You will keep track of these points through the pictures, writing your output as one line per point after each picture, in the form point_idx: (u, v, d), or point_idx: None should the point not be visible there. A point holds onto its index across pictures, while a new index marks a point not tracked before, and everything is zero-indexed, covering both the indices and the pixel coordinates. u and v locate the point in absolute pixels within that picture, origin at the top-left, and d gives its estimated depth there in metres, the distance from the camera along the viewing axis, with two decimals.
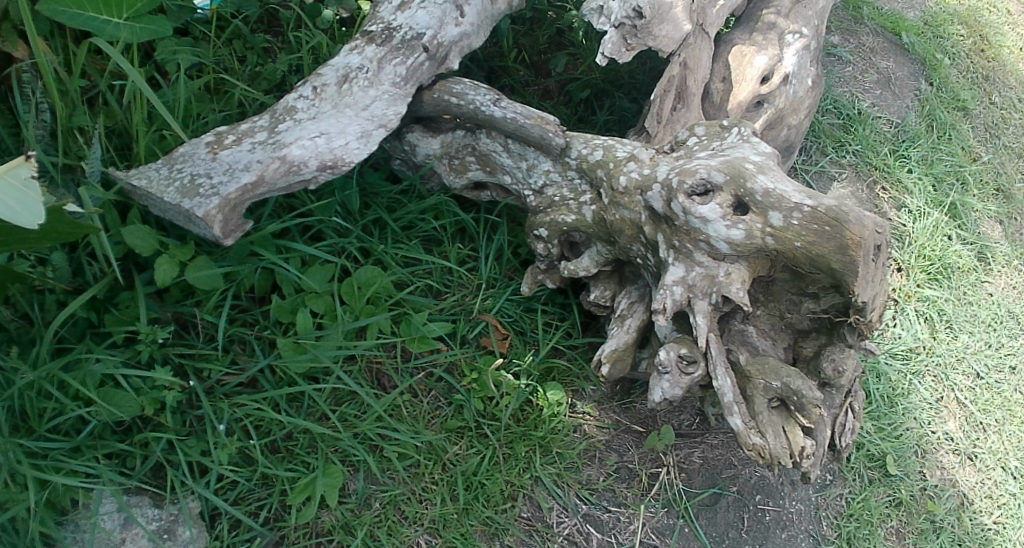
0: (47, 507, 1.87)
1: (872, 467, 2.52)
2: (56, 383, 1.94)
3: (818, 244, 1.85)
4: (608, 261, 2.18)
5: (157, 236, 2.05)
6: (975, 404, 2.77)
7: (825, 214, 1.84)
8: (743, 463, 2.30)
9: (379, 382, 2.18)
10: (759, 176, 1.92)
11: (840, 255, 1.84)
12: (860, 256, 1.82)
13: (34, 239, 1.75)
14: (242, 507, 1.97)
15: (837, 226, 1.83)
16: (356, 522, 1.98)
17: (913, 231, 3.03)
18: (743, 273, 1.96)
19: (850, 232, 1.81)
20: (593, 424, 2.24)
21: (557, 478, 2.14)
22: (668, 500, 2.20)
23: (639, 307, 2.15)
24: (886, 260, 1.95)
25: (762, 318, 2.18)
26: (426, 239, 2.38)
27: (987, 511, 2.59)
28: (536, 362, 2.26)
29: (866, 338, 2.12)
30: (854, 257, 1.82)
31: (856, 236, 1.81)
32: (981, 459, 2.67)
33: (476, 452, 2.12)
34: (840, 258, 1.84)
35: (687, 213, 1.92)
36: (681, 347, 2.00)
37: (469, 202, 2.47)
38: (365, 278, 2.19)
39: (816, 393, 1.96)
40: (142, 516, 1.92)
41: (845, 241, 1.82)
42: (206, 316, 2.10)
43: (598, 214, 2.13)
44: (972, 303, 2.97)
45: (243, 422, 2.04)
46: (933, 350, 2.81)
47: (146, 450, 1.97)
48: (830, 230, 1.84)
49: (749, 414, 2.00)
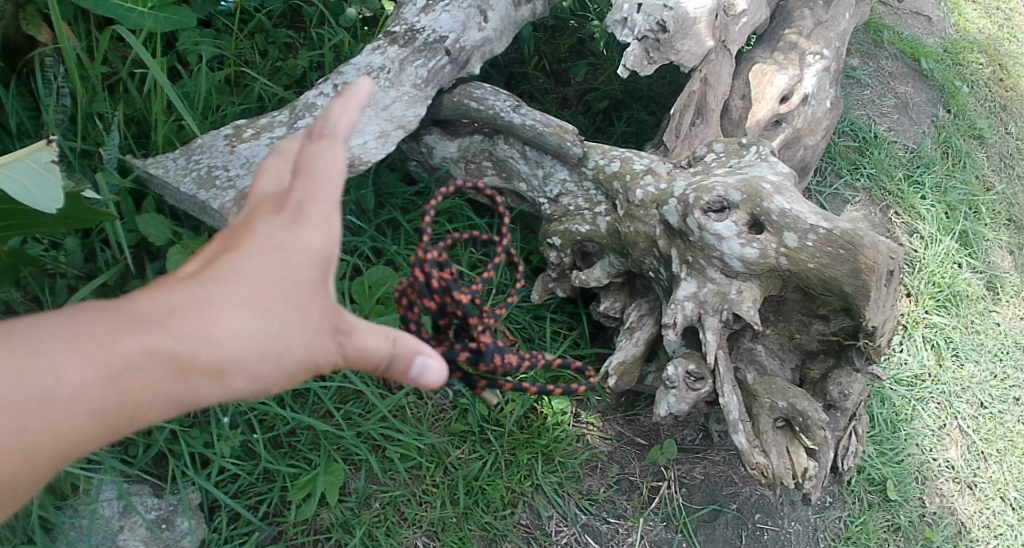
0: (47, 491, 1.88)
1: (872, 491, 2.52)
2: None
3: (832, 268, 1.88)
4: (620, 273, 2.17)
5: (170, 226, 2.08)
6: (977, 433, 2.76)
7: (839, 238, 1.86)
8: (744, 481, 2.31)
9: (385, 382, 2.16)
10: (776, 196, 1.93)
11: (853, 278, 1.86)
12: (872, 280, 1.84)
13: (54, 222, 1.80)
14: (242, 501, 2.01)
15: (851, 249, 1.85)
16: (355, 521, 1.99)
17: (924, 257, 3.02)
18: (755, 292, 1.97)
19: (864, 257, 1.83)
20: (597, 435, 2.24)
21: (558, 488, 2.14)
22: (667, 514, 2.20)
23: (648, 320, 2.15)
24: (897, 286, 1.98)
25: (771, 337, 2.20)
26: (437, 241, 2.33)
27: (984, 541, 2.58)
28: (543, 370, 2.25)
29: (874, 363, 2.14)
30: (867, 281, 1.85)
31: (870, 260, 1.83)
32: (981, 489, 2.67)
33: (478, 457, 2.12)
34: (853, 281, 1.86)
35: (702, 230, 1.93)
36: (689, 363, 2.03)
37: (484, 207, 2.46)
38: (375, 278, 2.12)
39: (822, 415, 2.01)
40: (142, 505, 1.97)
41: (859, 265, 1.84)
42: None
43: (613, 225, 2.12)
44: (978, 332, 2.97)
45: (247, 415, 2.04)
46: (938, 378, 2.80)
47: (149, 439, 2.00)
48: (844, 254, 1.86)
49: (754, 432, 2.04)
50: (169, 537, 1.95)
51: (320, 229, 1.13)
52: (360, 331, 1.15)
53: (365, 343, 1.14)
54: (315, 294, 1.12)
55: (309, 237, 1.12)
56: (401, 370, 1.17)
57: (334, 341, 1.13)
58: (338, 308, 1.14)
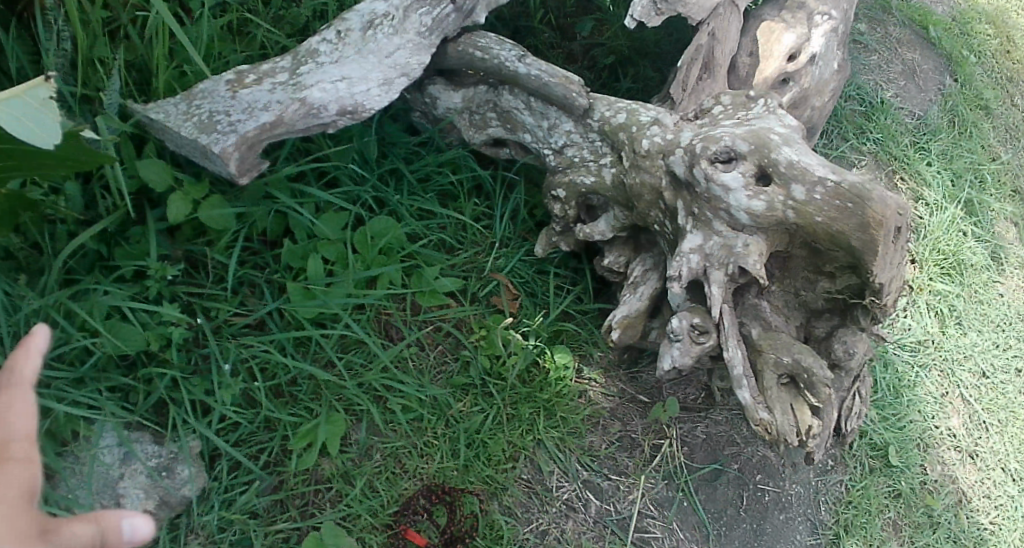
0: (47, 436, 1.90)
1: (873, 456, 2.51)
2: (63, 312, 2.00)
3: (839, 222, 1.86)
4: (625, 227, 2.15)
5: (171, 172, 2.06)
6: (979, 403, 2.77)
7: (848, 191, 1.84)
8: (745, 441, 2.31)
9: (387, 333, 2.17)
10: (783, 148, 1.91)
11: (860, 232, 1.85)
12: (880, 235, 1.82)
13: (52, 167, 1.79)
14: (243, 450, 2.03)
15: (859, 203, 1.83)
16: (355, 472, 2.02)
17: (929, 223, 3.00)
18: (761, 245, 1.95)
19: (873, 211, 1.81)
20: (599, 391, 2.23)
21: (560, 443, 2.14)
22: (669, 473, 2.21)
23: (653, 275, 2.12)
24: (905, 243, 1.96)
25: (776, 294, 2.19)
26: (442, 194, 2.35)
27: (985, 511, 2.60)
28: (545, 324, 2.24)
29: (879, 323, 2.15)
30: (875, 235, 1.83)
31: (878, 215, 1.81)
32: (981, 457, 2.67)
33: (480, 410, 2.12)
34: (860, 236, 1.85)
35: (709, 181, 1.91)
36: (694, 316, 2.01)
37: (487, 158, 2.44)
38: (378, 228, 2.17)
39: (827, 372, 1.99)
40: (142, 452, 1.99)
41: (867, 219, 1.82)
42: (217, 256, 2.11)
43: (618, 176, 2.10)
44: (982, 301, 2.95)
45: (249, 363, 2.07)
46: (941, 345, 2.79)
47: (149, 386, 2.03)
48: (852, 208, 1.84)
49: (759, 388, 2.02)
50: (169, 485, 1.96)
51: (22, 466, 1.15)
52: (67, 525, 1.12)
53: (74, 533, 1.11)
54: (12, 507, 1.09)
55: (11, 472, 1.13)
56: (112, 540, 1.15)
57: (43, 542, 1.08)
58: (40, 515, 1.11)
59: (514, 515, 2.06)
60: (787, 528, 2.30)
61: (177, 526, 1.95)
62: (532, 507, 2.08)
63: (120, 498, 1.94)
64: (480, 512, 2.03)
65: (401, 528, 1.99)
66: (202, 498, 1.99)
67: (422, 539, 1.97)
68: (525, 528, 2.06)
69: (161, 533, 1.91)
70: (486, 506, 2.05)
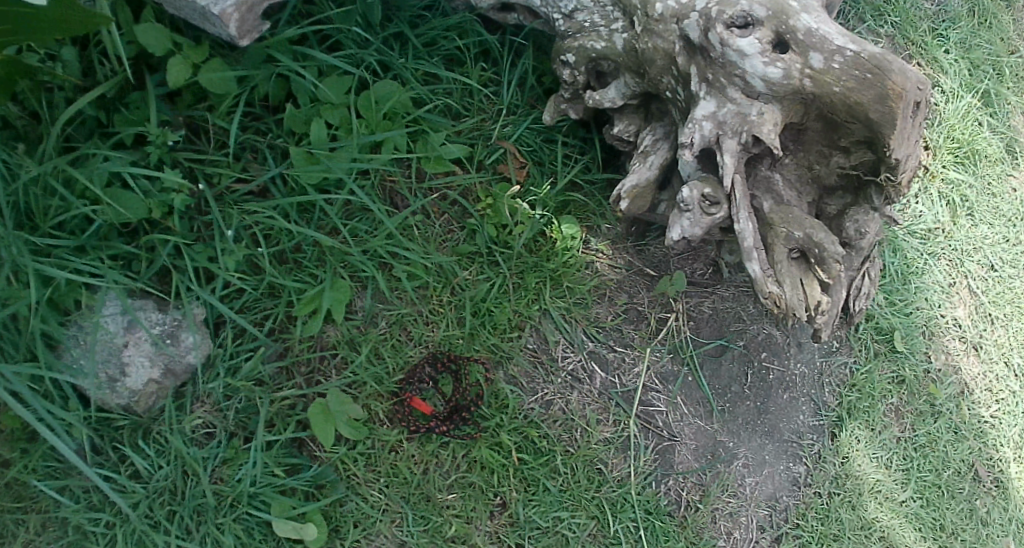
0: (50, 307, 1.94)
1: (878, 340, 2.42)
2: (62, 179, 1.97)
3: (857, 93, 1.75)
4: (635, 95, 2.09)
5: (169, 36, 1.99)
6: (985, 295, 2.59)
7: (868, 61, 1.73)
8: (752, 318, 2.28)
9: (392, 200, 2.18)
10: (802, 13, 1.79)
11: (879, 105, 1.74)
12: (899, 108, 1.73)
13: (45, 31, 1.67)
14: (248, 316, 2.06)
15: (879, 74, 1.72)
16: (361, 339, 2.08)
17: (944, 111, 2.70)
18: (776, 116, 1.85)
19: (893, 83, 1.71)
20: (606, 262, 2.23)
21: (566, 314, 2.18)
22: (674, 347, 2.22)
23: (663, 145, 2.07)
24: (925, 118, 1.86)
25: (789, 168, 2.06)
26: (448, 59, 2.29)
27: (985, 404, 2.49)
28: (552, 194, 2.22)
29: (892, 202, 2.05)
30: (893, 109, 1.73)
31: (898, 87, 1.71)
32: (986, 350, 2.54)
33: (486, 279, 2.16)
34: (879, 108, 1.74)
35: (724, 46, 1.79)
36: (705, 187, 1.91)
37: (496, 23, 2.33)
38: (382, 93, 2.15)
39: (838, 247, 1.89)
40: (146, 320, 1.99)
41: (886, 91, 1.72)
42: (218, 122, 2.08)
43: (629, 42, 2.01)
44: (993, 194, 2.69)
45: (253, 230, 2.07)
46: (951, 234, 2.60)
47: (152, 254, 2.01)
48: (871, 79, 1.73)
49: (768, 262, 1.93)
50: (173, 353, 1.99)
51: None
52: None
53: None
54: None
55: None
56: None
57: None
58: None
59: (519, 385, 2.14)
60: (791, 408, 2.29)
61: (183, 395, 2.03)
62: (537, 377, 2.15)
63: (125, 367, 1.95)
64: (485, 381, 2.11)
65: (406, 397, 2.07)
66: (208, 365, 2.04)
67: (427, 407, 2.06)
68: (531, 398, 2.14)
69: (167, 402, 2.00)
70: (491, 376, 2.12)
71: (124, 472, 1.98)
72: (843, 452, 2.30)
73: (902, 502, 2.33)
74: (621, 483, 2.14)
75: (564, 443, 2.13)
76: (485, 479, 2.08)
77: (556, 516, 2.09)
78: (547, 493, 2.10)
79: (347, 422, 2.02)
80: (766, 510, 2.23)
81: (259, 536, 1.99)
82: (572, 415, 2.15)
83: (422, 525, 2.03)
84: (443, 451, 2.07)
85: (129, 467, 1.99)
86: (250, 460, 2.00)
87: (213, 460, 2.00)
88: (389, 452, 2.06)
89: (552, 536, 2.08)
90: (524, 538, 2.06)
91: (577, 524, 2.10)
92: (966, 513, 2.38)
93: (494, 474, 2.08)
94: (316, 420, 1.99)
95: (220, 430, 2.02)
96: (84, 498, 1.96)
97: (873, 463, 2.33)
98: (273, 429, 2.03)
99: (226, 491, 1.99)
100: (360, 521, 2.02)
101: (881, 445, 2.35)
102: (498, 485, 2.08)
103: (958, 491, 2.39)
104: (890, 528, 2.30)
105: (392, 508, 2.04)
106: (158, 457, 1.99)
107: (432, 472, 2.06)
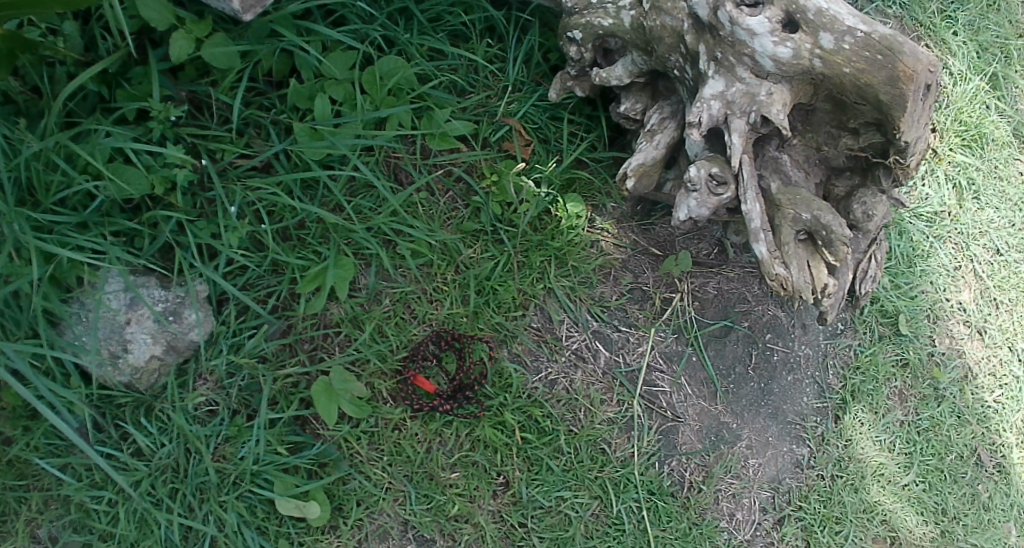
0: (51, 284, 1.93)
1: (883, 323, 2.40)
2: (63, 155, 1.94)
3: (868, 74, 1.72)
4: (643, 73, 2.07)
5: (172, 10, 1.96)
6: (991, 279, 2.55)
7: (879, 42, 1.69)
8: (757, 299, 2.27)
9: (397, 177, 2.17)
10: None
11: (889, 86, 1.72)
12: (909, 91, 1.70)
13: (47, 6, 1.61)
14: (251, 294, 2.05)
15: (890, 55, 1.69)
16: (364, 317, 2.07)
17: (952, 93, 2.65)
18: (785, 96, 1.83)
19: (904, 64, 1.68)
20: (611, 242, 2.22)
21: (570, 292, 2.17)
22: (679, 327, 2.22)
23: (670, 123, 2.06)
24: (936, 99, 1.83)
25: (796, 148, 2.04)
26: (453, 35, 2.26)
27: (989, 388, 2.47)
28: (558, 172, 2.21)
29: (901, 185, 2.02)
30: (904, 90, 1.70)
31: (910, 69, 1.68)
32: (990, 334, 2.51)
33: (490, 257, 2.14)
34: (889, 90, 1.72)
35: (734, 25, 1.76)
36: (713, 166, 1.89)
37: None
38: (387, 68, 2.12)
39: (846, 230, 1.86)
40: (149, 297, 1.98)
41: (898, 73, 1.69)
42: (222, 97, 2.06)
43: (637, 19, 1.98)
44: (1001, 179, 2.63)
45: (256, 207, 2.05)
46: (957, 218, 2.55)
47: (154, 230, 2.00)
48: (882, 60, 1.70)
49: (775, 244, 1.91)
50: (177, 329, 1.98)
51: None
52: None
53: None
54: None
55: None
56: None
57: None
58: None
59: (524, 364, 2.13)
60: (795, 389, 2.28)
61: (186, 372, 2.02)
62: (541, 356, 2.14)
63: (128, 343, 1.95)
64: (488, 360, 2.10)
65: (410, 375, 2.06)
66: (210, 342, 2.03)
67: (430, 385, 2.06)
68: (534, 377, 2.13)
69: (169, 380, 1.99)
70: (495, 354, 2.11)
71: (127, 450, 1.98)
72: (847, 435, 2.30)
73: (904, 485, 2.33)
74: (624, 463, 2.13)
75: (567, 422, 2.12)
76: (488, 458, 2.08)
77: (559, 495, 2.09)
78: (550, 473, 2.09)
79: (350, 400, 2.00)
80: (769, 492, 2.22)
81: (261, 514, 1.99)
82: (575, 395, 2.14)
83: (424, 504, 2.03)
84: (447, 429, 2.07)
85: (131, 444, 1.99)
86: (252, 438, 1.99)
87: (216, 438, 2.00)
88: (392, 431, 2.05)
89: (555, 516, 2.08)
90: (527, 518, 2.07)
91: (580, 504, 2.09)
92: (967, 497, 2.38)
93: (497, 453, 2.08)
94: (320, 400, 1.98)
95: (223, 408, 2.01)
96: (86, 476, 1.96)
97: (876, 446, 2.32)
98: (276, 406, 2.03)
99: (228, 469, 1.98)
100: (363, 499, 2.02)
101: (884, 428, 2.34)
102: (502, 464, 2.08)
103: (960, 475, 2.38)
104: (891, 512, 2.30)
105: (395, 486, 2.04)
106: (160, 435, 1.98)
107: (435, 451, 2.06)
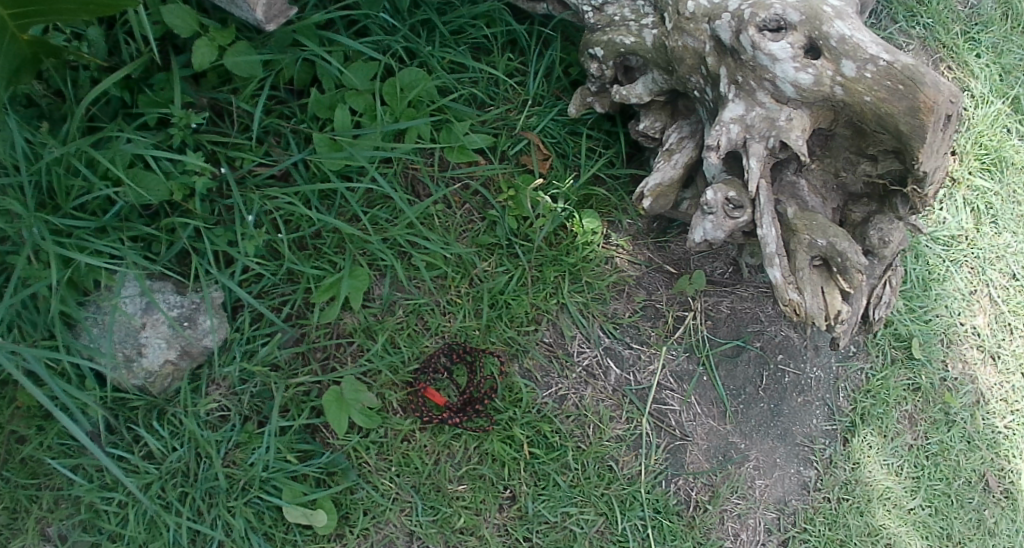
0: (69, 287, 1.95)
1: (896, 346, 2.39)
2: (85, 160, 1.96)
3: (889, 103, 1.71)
4: (663, 92, 2.07)
5: (196, 17, 1.98)
6: (1007, 304, 2.52)
7: (900, 72, 1.68)
8: (770, 320, 2.26)
9: (414, 188, 2.18)
10: (836, 20, 1.73)
11: (909, 116, 1.70)
12: (930, 122, 1.68)
13: (74, 12, 1.62)
14: (266, 301, 2.06)
15: (911, 86, 1.68)
16: (377, 327, 2.08)
17: (972, 116, 2.60)
18: (804, 121, 1.82)
19: (924, 96, 1.66)
20: (625, 258, 2.22)
21: (583, 308, 2.18)
22: (691, 345, 2.21)
23: (689, 143, 2.05)
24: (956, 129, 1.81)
25: (815, 173, 2.02)
26: (474, 48, 2.26)
27: (1001, 414, 2.44)
28: (575, 187, 2.21)
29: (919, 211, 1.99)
30: (924, 122, 1.69)
31: (930, 100, 1.66)
32: (1004, 361, 2.48)
33: (505, 271, 2.15)
34: (909, 120, 1.70)
35: (755, 49, 1.75)
36: (730, 190, 1.88)
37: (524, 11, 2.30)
38: (408, 80, 2.13)
39: (861, 257, 1.85)
40: (164, 303, 1.99)
41: (918, 103, 1.68)
42: (243, 105, 2.07)
43: (659, 39, 1.98)
44: (1021, 203, 2.59)
45: (273, 215, 2.07)
46: (974, 242, 2.52)
47: (172, 236, 2.02)
48: (903, 90, 1.69)
49: (790, 269, 1.90)
50: (191, 335, 1.99)
51: None
52: None
53: None
54: None
55: None
56: None
57: None
58: None
59: (534, 379, 2.14)
60: (805, 411, 2.27)
61: (199, 377, 2.03)
62: (552, 371, 2.15)
63: (142, 348, 1.96)
64: (499, 374, 2.11)
65: (421, 387, 2.07)
66: (224, 348, 2.04)
67: (440, 398, 2.07)
68: (544, 392, 2.14)
69: (182, 385, 2.01)
70: (506, 368, 2.12)
71: (139, 453, 1.99)
72: (854, 458, 2.29)
73: (911, 509, 2.32)
74: (631, 480, 2.13)
75: (576, 438, 2.13)
76: (495, 472, 2.08)
77: (565, 511, 2.09)
78: (557, 487, 2.09)
79: (361, 411, 2.01)
80: (774, 513, 2.22)
81: (269, 520, 2.00)
82: (585, 411, 2.14)
83: (431, 516, 2.04)
84: (456, 442, 2.07)
85: (143, 447, 2.00)
86: (263, 446, 2.00)
87: (227, 443, 2.01)
88: (401, 442, 2.06)
89: (559, 531, 2.08)
90: (532, 532, 2.07)
91: (585, 520, 2.10)
92: (974, 523, 2.36)
93: (504, 467, 2.08)
94: (331, 409, 1.99)
95: (235, 413, 2.03)
96: (97, 477, 1.97)
97: (883, 470, 2.31)
98: (287, 414, 2.04)
99: (238, 474, 2.00)
100: (370, 509, 2.03)
101: (893, 453, 2.33)
102: (509, 478, 2.08)
103: (967, 501, 2.37)
104: (896, 536, 2.29)
105: (401, 497, 2.04)
106: (172, 438, 2.00)
107: (443, 463, 2.06)
